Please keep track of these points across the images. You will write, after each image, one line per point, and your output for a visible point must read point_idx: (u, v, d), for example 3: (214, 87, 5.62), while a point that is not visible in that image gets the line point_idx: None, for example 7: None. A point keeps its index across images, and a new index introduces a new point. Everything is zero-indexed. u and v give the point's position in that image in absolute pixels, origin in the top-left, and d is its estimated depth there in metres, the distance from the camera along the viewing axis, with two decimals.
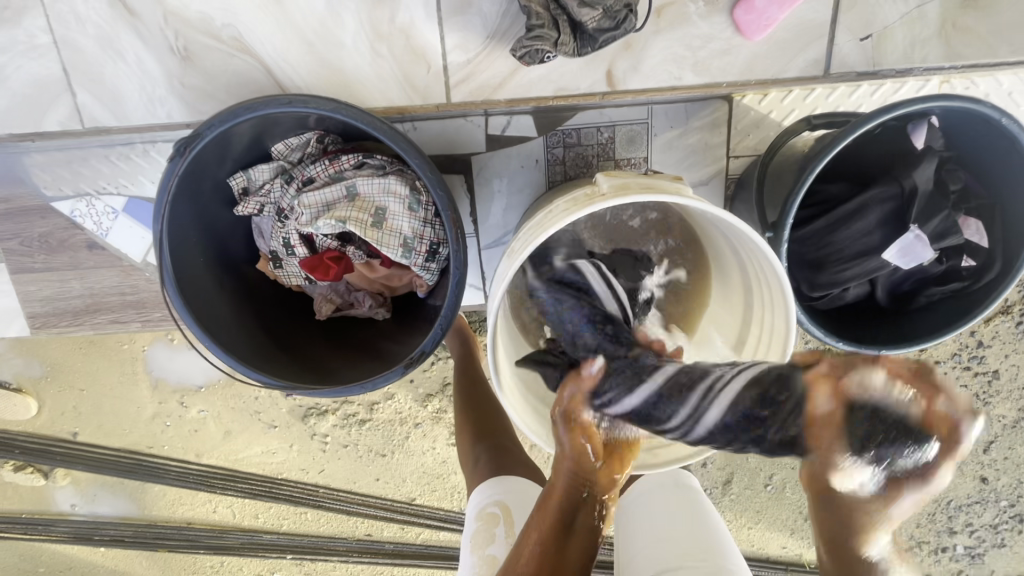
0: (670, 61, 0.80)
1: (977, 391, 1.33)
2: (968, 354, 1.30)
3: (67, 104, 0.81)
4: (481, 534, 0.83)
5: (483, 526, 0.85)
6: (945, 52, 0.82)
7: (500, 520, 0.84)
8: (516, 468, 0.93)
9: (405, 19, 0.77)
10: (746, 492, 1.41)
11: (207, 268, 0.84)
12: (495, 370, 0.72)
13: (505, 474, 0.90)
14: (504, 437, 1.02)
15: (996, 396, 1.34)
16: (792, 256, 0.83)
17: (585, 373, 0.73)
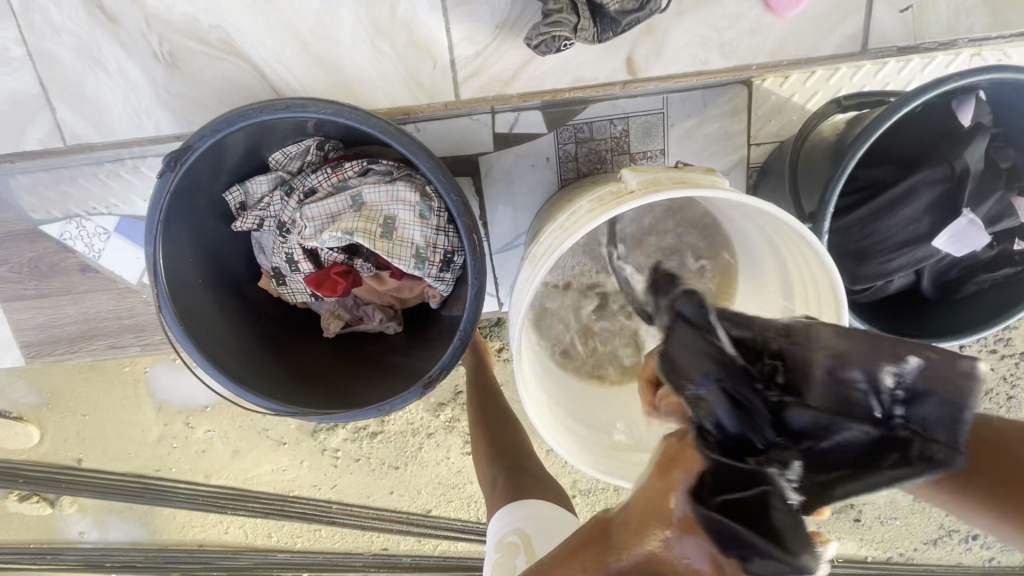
0: (695, 44, 0.74)
1: (1007, 374, 1.29)
2: (995, 337, 1.26)
3: (47, 121, 0.75)
4: (503, 568, 0.77)
5: (502, 557, 0.78)
6: (990, 21, 0.76)
7: (520, 550, 0.78)
8: (537, 489, 0.86)
9: (407, 12, 0.71)
10: None
11: (207, 289, 0.79)
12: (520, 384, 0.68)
13: (522, 498, 0.83)
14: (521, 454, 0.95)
15: None
16: (832, 248, 0.78)
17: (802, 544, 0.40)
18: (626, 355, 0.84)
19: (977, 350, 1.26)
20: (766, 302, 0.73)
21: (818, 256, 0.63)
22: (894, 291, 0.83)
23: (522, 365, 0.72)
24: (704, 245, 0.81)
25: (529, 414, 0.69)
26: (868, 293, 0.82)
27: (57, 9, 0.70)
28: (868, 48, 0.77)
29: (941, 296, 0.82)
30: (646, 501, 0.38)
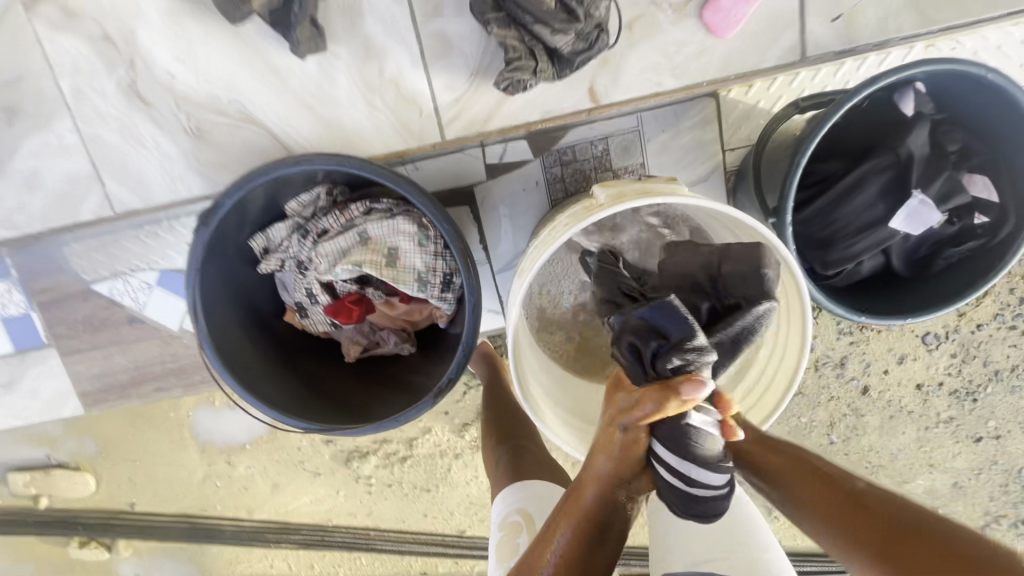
0: (650, 69, 0.83)
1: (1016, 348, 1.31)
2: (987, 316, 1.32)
3: (99, 195, 0.86)
4: (506, 546, 0.85)
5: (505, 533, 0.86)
6: (917, 20, 0.84)
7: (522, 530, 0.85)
8: (542, 474, 0.93)
9: (393, 70, 0.81)
10: None
11: (240, 327, 0.89)
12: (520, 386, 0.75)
13: (524, 477, 0.91)
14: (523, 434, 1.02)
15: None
16: (799, 238, 0.84)
17: (687, 395, 0.60)
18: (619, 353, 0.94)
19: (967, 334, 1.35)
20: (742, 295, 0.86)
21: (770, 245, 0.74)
22: (867, 274, 0.87)
23: (523, 368, 0.82)
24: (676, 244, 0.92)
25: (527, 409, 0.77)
26: (841, 278, 0.86)
27: (104, 99, 0.81)
28: (808, 55, 0.84)
29: (918, 274, 0.86)
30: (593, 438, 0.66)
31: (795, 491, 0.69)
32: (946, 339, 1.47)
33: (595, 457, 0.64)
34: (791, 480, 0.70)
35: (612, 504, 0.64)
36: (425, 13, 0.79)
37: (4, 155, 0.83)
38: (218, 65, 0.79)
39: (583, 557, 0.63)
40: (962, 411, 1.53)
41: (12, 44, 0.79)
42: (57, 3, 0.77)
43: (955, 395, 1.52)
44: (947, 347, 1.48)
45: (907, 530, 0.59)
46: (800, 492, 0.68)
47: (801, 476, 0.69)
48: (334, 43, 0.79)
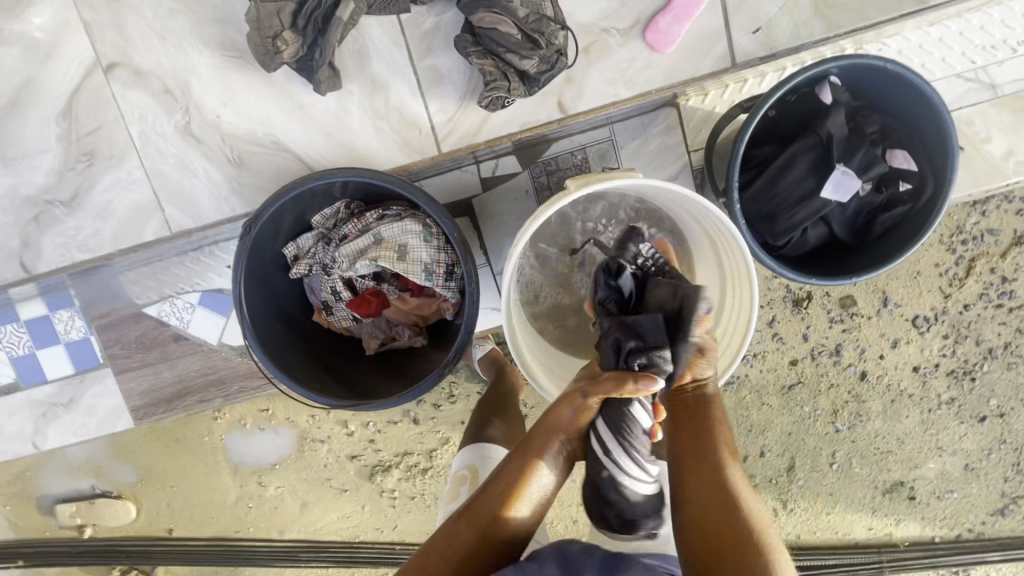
0: (607, 83, 0.99)
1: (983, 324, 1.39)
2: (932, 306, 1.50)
3: (159, 219, 1.03)
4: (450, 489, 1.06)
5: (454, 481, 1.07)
6: (826, 25, 1.01)
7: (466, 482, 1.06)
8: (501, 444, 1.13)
9: (396, 99, 0.98)
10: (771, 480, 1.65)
11: (276, 325, 1.04)
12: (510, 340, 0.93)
13: (481, 441, 1.12)
14: (494, 413, 1.21)
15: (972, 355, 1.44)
16: (749, 214, 0.97)
17: (641, 387, 0.80)
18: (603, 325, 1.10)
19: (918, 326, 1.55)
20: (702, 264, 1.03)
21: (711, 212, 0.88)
22: (815, 243, 0.99)
23: (515, 335, 0.99)
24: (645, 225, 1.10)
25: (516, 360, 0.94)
26: (792, 247, 0.99)
27: (164, 139, 1.00)
28: (738, 62, 1.00)
29: (861, 238, 0.98)
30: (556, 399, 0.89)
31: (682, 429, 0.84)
32: (935, 321, 1.54)
33: (557, 409, 0.86)
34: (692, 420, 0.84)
35: (556, 452, 0.86)
36: (420, 52, 0.96)
37: (85, 191, 1.02)
38: (255, 105, 0.98)
39: (523, 489, 0.82)
40: (962, 391, 1.58)
41: (94, 102, 0.99)
42: (130, 67, 0.97)
43: (953, 374, 1.57)
44: (937, 328, 1.55)
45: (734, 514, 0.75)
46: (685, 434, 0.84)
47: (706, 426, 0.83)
48: (349, 81, 0.97)
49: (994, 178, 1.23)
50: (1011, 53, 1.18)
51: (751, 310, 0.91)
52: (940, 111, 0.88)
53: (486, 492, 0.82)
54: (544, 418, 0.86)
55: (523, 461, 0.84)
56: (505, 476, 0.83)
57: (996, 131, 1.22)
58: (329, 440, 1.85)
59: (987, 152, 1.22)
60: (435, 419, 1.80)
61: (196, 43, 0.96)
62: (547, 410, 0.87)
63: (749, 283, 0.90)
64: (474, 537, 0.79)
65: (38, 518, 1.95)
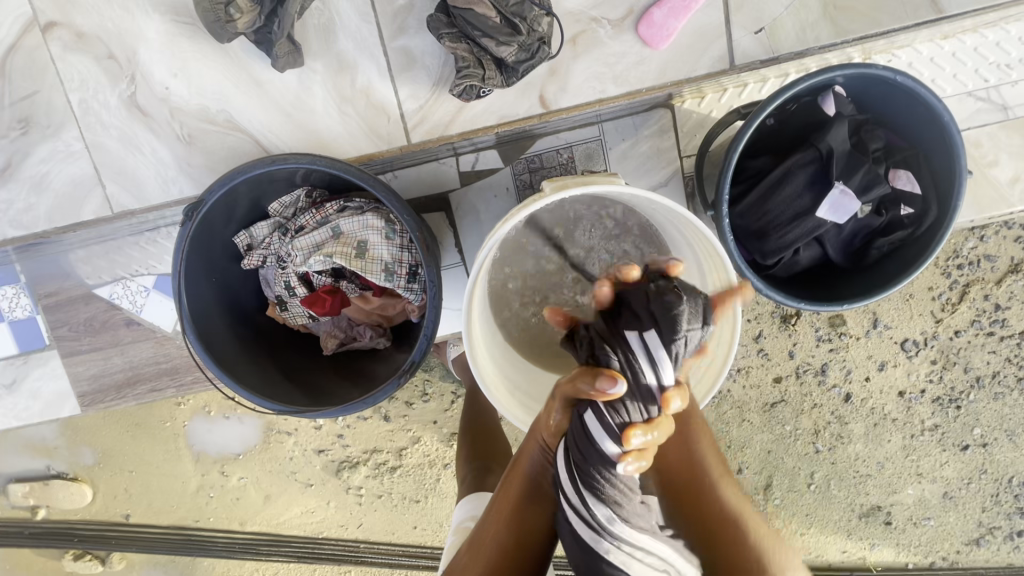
0: (595, 78, 0.92)
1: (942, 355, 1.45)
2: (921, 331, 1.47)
3: (99, 197, 0.94)
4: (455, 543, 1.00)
5: (458, 537, 1.00)
6: (834, 29, 0.93)
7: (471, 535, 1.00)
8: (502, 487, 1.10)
9: (363, 82, 0.90)
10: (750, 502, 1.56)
11: (222, 319, 0.96)
12: (470, 349, 0.84)
13: (483, 491, 1.08)
14: (492, 458, 1.18)
15: (948, 370, 1.50)
16: (738, 230, 0.90)
17: (598, 387, 0.67)
18: None
19: (911, 349, 1.49)
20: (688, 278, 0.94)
21: (696, 223, 0.80)
22: (806, 264, 0.92)
23: (477, 345, 0.90)
24: (628, 235, 1.01)
25: (473, 368, 0.85)
26: (782, 267, 0.92)
27: (107, 109, 0.91)
28: (737, 64, 0.93)
29: (856, 261, 0.92)
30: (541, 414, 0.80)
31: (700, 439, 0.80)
32: (925, 346, 1.48)
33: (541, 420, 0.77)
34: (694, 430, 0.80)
35: (545, 463, 0.77)
36: (391, 32, 0.88)
37: (18, 161, 0.93)
38: (208, 80, 0.89)
39: (520, 512, 0.76)
40: (946, 419, 1.53)
41: (32, 63, 0.90)
42: (72, 28, 0.88)
43: (939, 402, 1.52)
44: (926, 353, 1.50)
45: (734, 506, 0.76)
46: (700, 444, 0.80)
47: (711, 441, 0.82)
48: (312, 58, 0.89)
49: (996, 206, 1.17)
50: None
51: (733, 334, 0.81)
52: (950, 131, 0.81)
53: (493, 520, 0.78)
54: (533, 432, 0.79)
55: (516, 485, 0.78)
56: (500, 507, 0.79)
57: (1005, 155, 1.15)
58: (296, 433, 1.78)
59: (992, 177, 1.16)
60: (406, 418, 1.73)
61: (145, 3, 0.87)
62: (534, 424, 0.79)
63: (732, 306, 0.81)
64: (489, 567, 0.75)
65: None
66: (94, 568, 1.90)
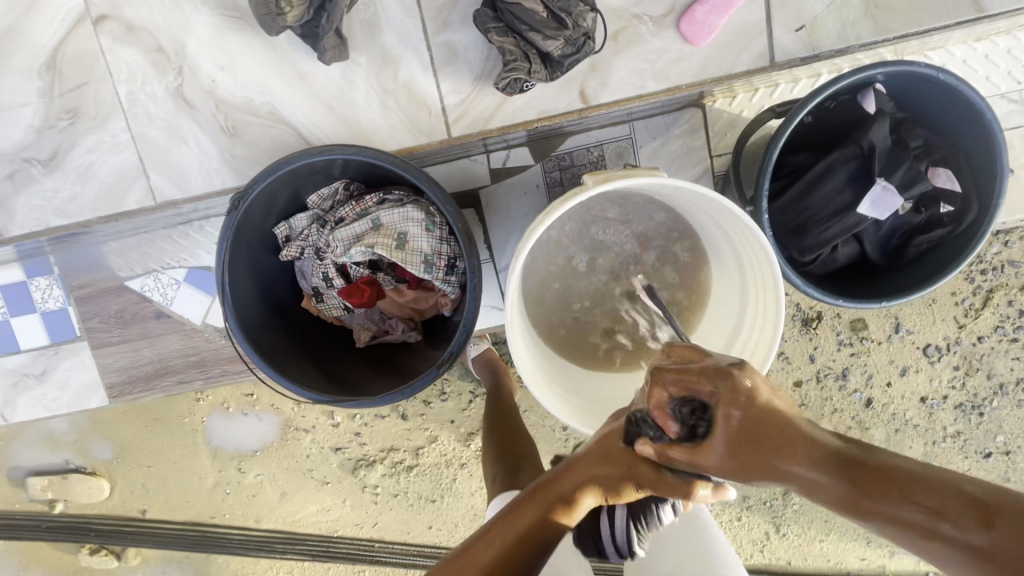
0: (635, 74, 0.93)
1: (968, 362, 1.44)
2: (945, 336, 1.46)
3: (143, 187, 0.96)
4: None
5: None
6: (874, 28, 0.94)
7: None
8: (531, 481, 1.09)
9: (406, 76, 0.91)
10: (771, 507, 1.55)
11: (260, 309, 0.97)
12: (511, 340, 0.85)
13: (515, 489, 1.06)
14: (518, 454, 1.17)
15: (971, 376, 1.49)
16: (776, 227, 0.91)
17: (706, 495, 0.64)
18: (607, 332, 1.03)
19: (935, 353, 1.48)
20: (725, 269, 0.94)
21: (739, 216, 0.80)
22: (844, 261, 0.92)
23: (516, 338, 0.90)
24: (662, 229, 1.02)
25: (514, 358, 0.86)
26: (819, 264, 0.92)
27: (154, 101, 0.93)
28: (776, 61, 0.94)
29: (893, 259, 0.92)
30: (595, 437, 0.70)
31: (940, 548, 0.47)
32: (948, 351, 1.47)
33: (598, 468, 0.66)
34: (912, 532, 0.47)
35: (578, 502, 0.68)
36: (435, 27, 0.89)
37: (65, 150, 0.95)
38: (254, 72, 0.91)
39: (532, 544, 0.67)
40: (969, 426, 1.52)
41: (83, 56, 0.92)
42: (122, 21, 0.90)
43: (961, 408, 1.51)
44: (948, 358, 1.49)
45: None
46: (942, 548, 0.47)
47: (945, 504, 0.47)
48: (356, 52, 0.90)
49: None
50: None
51: (776, 327, 0.81)
52: (992, 129, 0.81)
53: (498, 528, 0.68)
54: (573, 466, 0.69)
55: (536, 512, 0.68)
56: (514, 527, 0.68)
57: None
58: (314, 430, 1.78)
59: (1022, 179, 1.16)
60: (424, 416, 1.73)
61: None
62: (580, 462, 0.68)
63: (774, 301, 0.81)
64: None
65: (7, 490, 1.88)
66: (110, 563, 1.91)
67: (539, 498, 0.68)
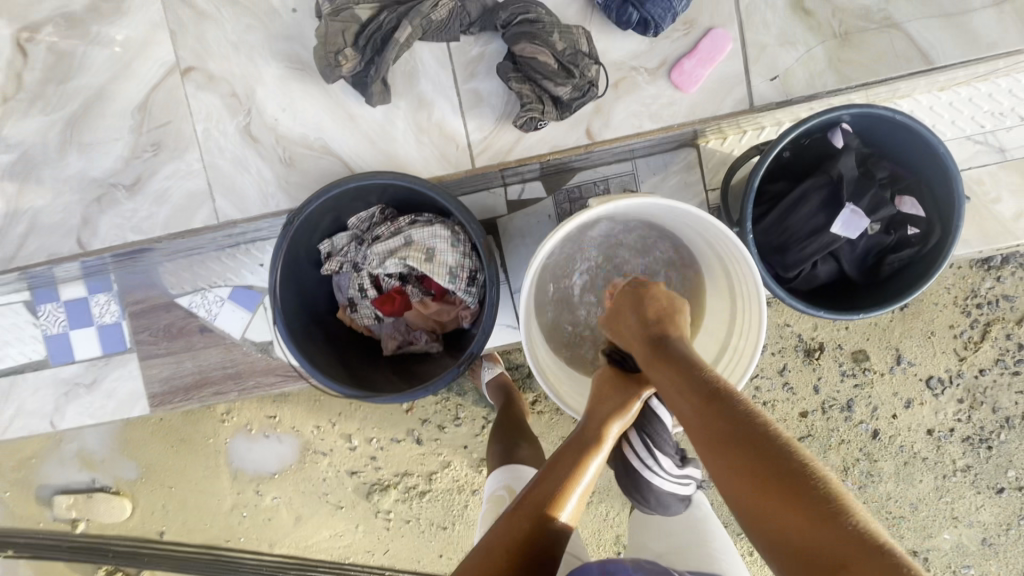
0: (633, 116, 1.08)
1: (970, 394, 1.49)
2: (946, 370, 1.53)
3: (209, 208, 1.11)
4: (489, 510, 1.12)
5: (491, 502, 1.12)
6: (841, 79, 1.08)
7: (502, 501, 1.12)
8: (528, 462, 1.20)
9: (438, 117, 1.07)
10: None
11: (301, 315, 1.09)
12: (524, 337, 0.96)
13: (514, 462, 1.18)
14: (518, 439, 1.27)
15: (975, 409, 1.54)
16: (761, 246, 1.02)
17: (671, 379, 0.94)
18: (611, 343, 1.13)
19: (937, 384, 1.54)
20: (717, 284, 1.05)
21: (724, 232, 0.92)
22: (825, 278, 1.03)
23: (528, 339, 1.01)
24: (661, 250, 1.14)
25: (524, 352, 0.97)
26: (801, 280, 1.03)
27: (225, 137, 1.10)
28: (756, 105, 1.08)
29: (871, 276, 1.02)
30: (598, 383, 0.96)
31: (675, 401, 0.77)
32: (951, 383, 1.53)
33: (614, 405, 0.90)
34: (674, 385, 0.78)
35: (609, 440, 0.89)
36: (464, 77, 1.06)
37: (147, 176, 1.12)
38: (310, 113, 1.08)
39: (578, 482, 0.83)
40: (978, 460, 1.55)
41: (168, 100, 1.10)
42: (204, 72, 1.09)
43: (968, 441, 1.55)
44: (952, 391, 1.54)
45: (782, 466, 0.65)
46: (679, 404, 0.77)
47: (695, 387, 0.76)
48: (397, 97, 1.07)
49: (1004, 238, 1.27)
50: (1018, 120, 1.24)
51: (759, 330, 0.91)
52: (947, 161, 0.92)
53: (550, 476, 0.83)
54: (593, 411, 0.90)
55: (579, 448, 0.86)
56: (565, 474, 0.83)
57: (1006, 193, 1.26)
58: (331, 454, 1.84)
59: (996, 213, 1.27)
60: (439, 441, 1.79)
61: (266, 54, 1.07)
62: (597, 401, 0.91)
63: (757, 308, 0.92)
64: (534, 530, 0.78)
65: (33, 508, 1.95)
66: None
67: (579, 443, 0.86)
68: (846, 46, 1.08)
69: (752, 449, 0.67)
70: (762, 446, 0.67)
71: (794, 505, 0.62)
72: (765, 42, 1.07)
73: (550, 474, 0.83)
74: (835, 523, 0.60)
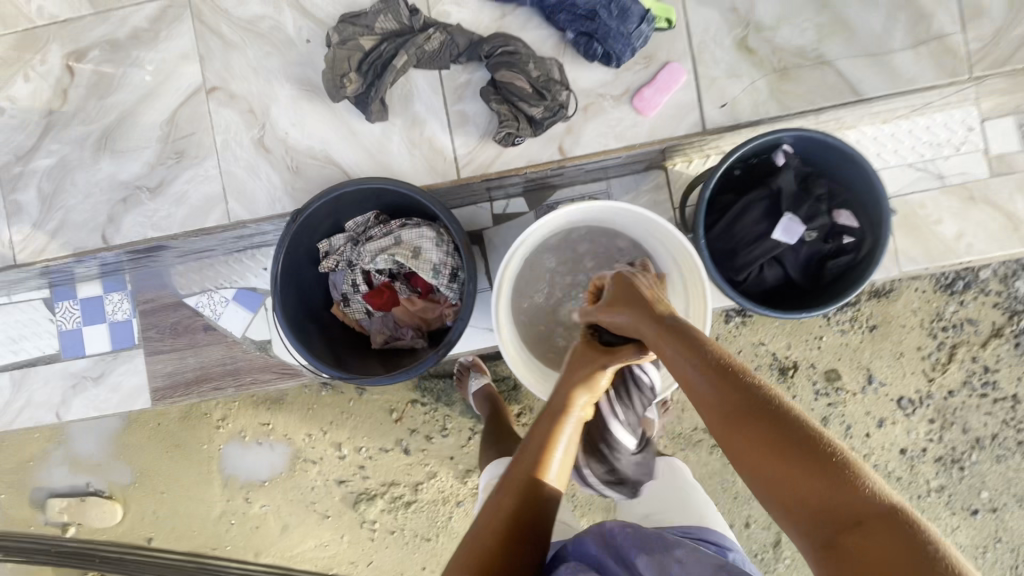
0: (601, 136, 1.22)
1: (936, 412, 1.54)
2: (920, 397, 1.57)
3: (222, 209, 1.24)
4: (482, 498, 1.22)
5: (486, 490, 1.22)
6: (784, 108, 1.23)
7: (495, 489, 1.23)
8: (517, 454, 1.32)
9: (429, 133, 1.22)
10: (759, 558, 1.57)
11: (297, 306, 1.20)
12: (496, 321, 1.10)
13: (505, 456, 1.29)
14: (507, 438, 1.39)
15: (946, 430, 1.58)
16: (714, 252, 1.15)
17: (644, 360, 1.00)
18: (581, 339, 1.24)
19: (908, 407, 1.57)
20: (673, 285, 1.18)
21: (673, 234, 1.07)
22: (773, 282, 1.14)
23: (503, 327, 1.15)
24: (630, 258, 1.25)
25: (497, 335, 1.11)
26: (751, 283, 1.14)
27: (240, 147, 1.24)
28: (708, 129, 1.23)
29: (814, 280, 1.13)
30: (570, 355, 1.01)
31: (685, 376, 0.79)
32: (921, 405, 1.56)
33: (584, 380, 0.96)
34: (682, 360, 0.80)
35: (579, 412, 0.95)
36: (452, 99, 1.21)
37: (169, 180, 1.26)
38: (316, 127, 1.22)
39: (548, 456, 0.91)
40: (951, 480, 1.59)
41: (193, 115, 1.25)
42: (226, 91, 1.24)
43: (940, 461, 1.58)
44: (924, 412, 1.58)
45: (798, 433, 0.67)
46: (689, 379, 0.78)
47: (705, 360, 0.77)
48: (394, 116, 1.21)
49: (946, 257, 1.39)
50: (953, 151, 1.37)
51: (704, 319, 1.05)
52: (875, 179, 1.03)
53: (528, 454, 0.91)
54: (563, 385, 0.96)
55: (550, 422, 0.93)
56: (538, 451, 0.91)
57: (946, 216, 1.38)
58: (320, 463, 1.89)
59: (937, 232, 1.39)
60: (426, 452, 1.84)
61: (281, 77, 1.23)
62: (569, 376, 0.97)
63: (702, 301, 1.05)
64: (515, 507, 0.86)
65: (27, 510, 2.00)
66: None
67: (550, 418, 0.94)
68: (788, 80, 1.23)
69: (766, 417, 0.69)
70: (776, 415, 0.69)
71: (812, 467, 0.64)
72: (716, 75, 1.22)
73: (529, 451, 0.91)
74: (844, 481, 0.63)
